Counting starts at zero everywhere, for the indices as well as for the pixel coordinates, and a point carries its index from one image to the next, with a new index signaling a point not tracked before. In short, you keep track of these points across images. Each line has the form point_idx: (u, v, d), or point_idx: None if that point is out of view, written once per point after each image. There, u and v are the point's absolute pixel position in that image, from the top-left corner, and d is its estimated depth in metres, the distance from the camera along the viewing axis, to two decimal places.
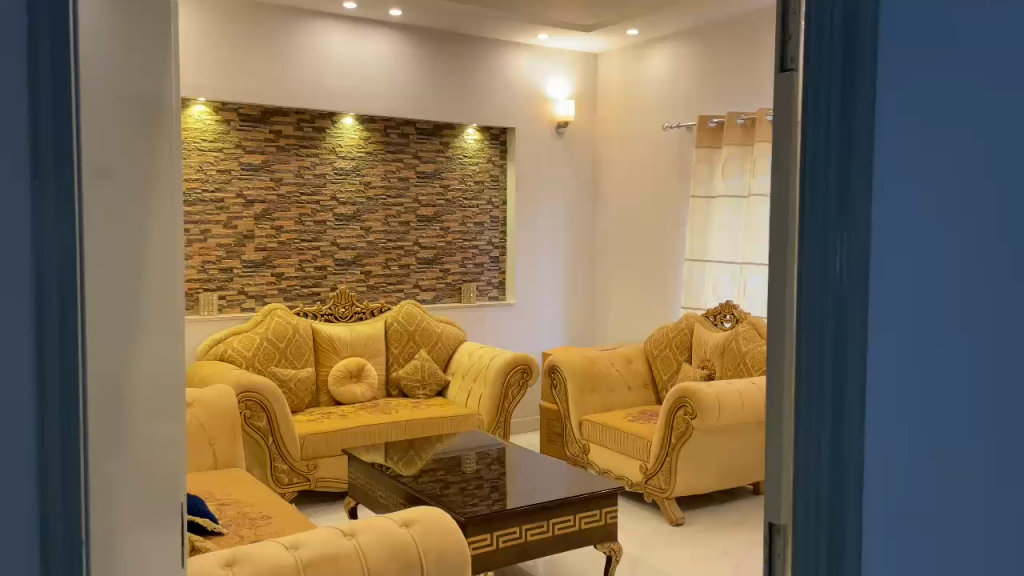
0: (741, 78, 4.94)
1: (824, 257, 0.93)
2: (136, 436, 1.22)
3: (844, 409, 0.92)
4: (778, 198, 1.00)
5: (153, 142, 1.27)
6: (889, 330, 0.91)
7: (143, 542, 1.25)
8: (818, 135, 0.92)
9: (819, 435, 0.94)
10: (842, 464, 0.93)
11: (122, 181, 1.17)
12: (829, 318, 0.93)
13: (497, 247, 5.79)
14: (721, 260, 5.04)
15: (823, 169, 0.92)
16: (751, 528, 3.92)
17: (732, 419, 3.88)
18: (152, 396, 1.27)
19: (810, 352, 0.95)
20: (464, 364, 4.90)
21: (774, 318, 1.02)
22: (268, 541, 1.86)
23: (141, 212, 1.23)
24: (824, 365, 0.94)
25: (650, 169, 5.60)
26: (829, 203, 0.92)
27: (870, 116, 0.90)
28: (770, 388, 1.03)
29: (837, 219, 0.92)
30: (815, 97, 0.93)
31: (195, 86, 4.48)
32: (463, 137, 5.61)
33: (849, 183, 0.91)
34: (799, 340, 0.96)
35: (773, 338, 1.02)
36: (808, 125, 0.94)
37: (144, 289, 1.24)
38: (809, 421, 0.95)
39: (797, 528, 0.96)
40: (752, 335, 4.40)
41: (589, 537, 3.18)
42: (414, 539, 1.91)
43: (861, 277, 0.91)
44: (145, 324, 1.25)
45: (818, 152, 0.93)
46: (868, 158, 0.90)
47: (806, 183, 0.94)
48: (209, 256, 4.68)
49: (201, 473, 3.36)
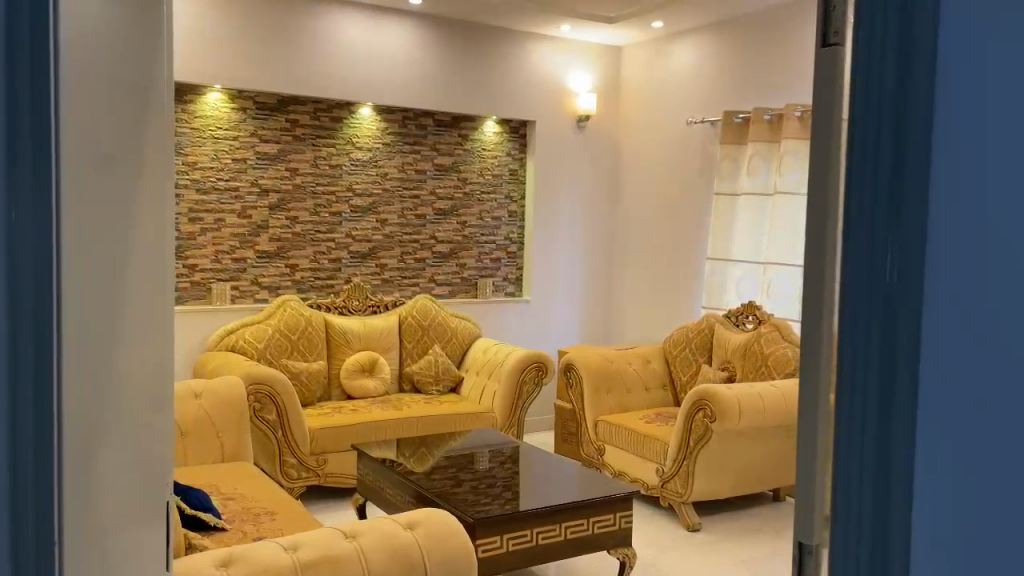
0: (769, 72, 4.81)
1: (871, 254, 0.82)
2: (125, 431, 1.14)
3: (891, 425, 0.81)
4: (815, 175, 0.87)
5: (149, 128, 1.20)
6: (939, 337, 0.80)
7: (135, 541, 1.18)
8: (870, 105, 0.81)
9: (862, 456, 0.83)
10: (886, 488, 0.81)
11: (121, 170, 1.11)
12: (876, 324, 0.82)
13: (514, 243, 5.69)
14: (743, 260, 4.91)
15: (872, 155, 0.81)
16: (768, 537, 3.80)
17: (752, 423, 3.76)
18: (141, 390, 1.20)
19: (854, 350, 0.84)
20: (478, 360, 4.81)
21: (806, 317, 0.89)
22: (267, 540, 1.79)
23: (134, 195, 1.15)
24: (871, 364, 0.83)
25: (673, 166, 5.47)
26: (878, 183, 0.81)
27: (928, 93, 0.79)
28: (801, 407, 0.90)
29: (887, 213, 0.81)
30: (866, 68, 0.81)
31: (212, 73, 4.44)
32: (482, 130, 5.52)
33: (905, 165, 0.80)
34: (842, 336, 0.85)
35: (806, 338, 0.89)
36: (858, 94, 0.82)
37: (132, 275, 1.15)
38: (850, 439, 0.84)
39: (835, 559, 0.85)
40: (775, 337, 4.27)
41: (602, 542, 3.08)
42: (418, 541, 1.83)
43: (914, 277, 0.80)
44: (141, 319, 1.20)
45: (869, 136, 0.82)
46: (925, 140, 0.79)
47: (853, 172, 0.83)
48: (222, 247, 4.63)
49: (207, 467, 3.31)
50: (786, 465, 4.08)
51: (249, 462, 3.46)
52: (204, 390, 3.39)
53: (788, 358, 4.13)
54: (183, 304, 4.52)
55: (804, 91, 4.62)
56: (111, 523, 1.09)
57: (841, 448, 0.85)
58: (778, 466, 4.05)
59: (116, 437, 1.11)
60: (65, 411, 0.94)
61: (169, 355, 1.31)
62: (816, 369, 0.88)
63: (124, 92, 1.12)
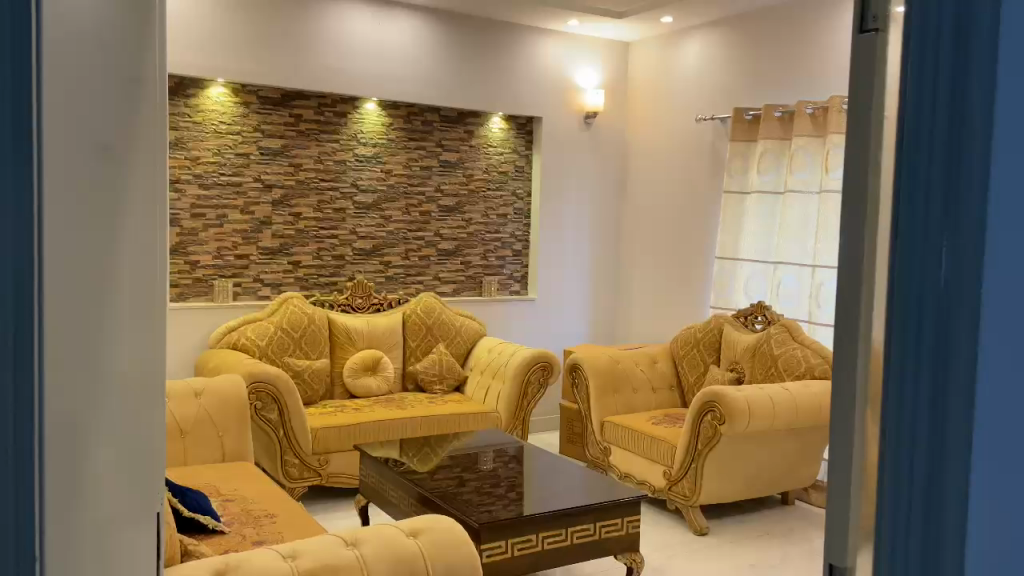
0: (781, 69, 4.74)
1: (920, 263, 0.67)
2: (133, 420, 0.98)
3: (943, 475, 0.65)
4: (854, 166, 0.79)
5: (155, 72, 1.04)
6: (1005, 369, 0.64)
7: (138, 547, 1.03)
8: (922, 99, 0.66)
9: (907, 513, 0.67)
10: (935, 554, 0.65)
11: (129, 145, 0.92)
12: (925, 349, 0.66)
13: (520, 240, 5.63)
14: (753, 259, 4.81)
15: (925, 141, 0.66)
16: (777, 542, 3.73)
17: (762, 425, 3.69)
18: (145, 373, 1.04)
19: (897, 397, 0.68)
20: (483, 359, 4.75)
21: (840, 322, 0.81)
22: (263, 549, 1.73)
23: (141, 140, 0.97)
24: (919, 414, 0.66)
25: (681, 163, 5.41)
26: (931, 194, 0.66)
27: (993, 60, 0.63)
28: (834, 435, 0.81)
29: (942, 210, 0.65)
30: (919, 53, 0.66)
31: (215, 66, 4.39)
32: (488, 126, 5.45)
33: (962, 150, 0.64)
34: (885, 380, 0.70)
35: (839, 344, 0.81)
36: (906, 87, 0.68)
37: (139, 237, 0.97)
38: (895, 491, 0.68)
39: None
40: (785, 338, 4.21)
41: (609, 547, 3.02)
42: (421, 550, 1.77)
43: (973, 293, 0.64)
44: (140, 324, 1.01)
45: (921, 116, 0.66)
46: (990, 120, 0.63)
47: (900, 163, 0.68)
48: (225, 242, 4.57)
49: (207, 467, 3.25)
50: (796, 469, 4.02)
51: (250, 462, 3.41)
52: (204, 388, 3.35)
53: (798, 359, 4.06)
54: (185, 300, 4.47)
55: (815, 88, 4.55)
56: (121, 522, 0.93)
57: (882, 513, 0.69)
58: (787, 470, 3.98)
59: (114, 467, 0.91)
60: (67, 441, 0.73)
61: (154, 363, 1.11)
62: (849, 377, 0.79)
63: (131, 51, 0.93)
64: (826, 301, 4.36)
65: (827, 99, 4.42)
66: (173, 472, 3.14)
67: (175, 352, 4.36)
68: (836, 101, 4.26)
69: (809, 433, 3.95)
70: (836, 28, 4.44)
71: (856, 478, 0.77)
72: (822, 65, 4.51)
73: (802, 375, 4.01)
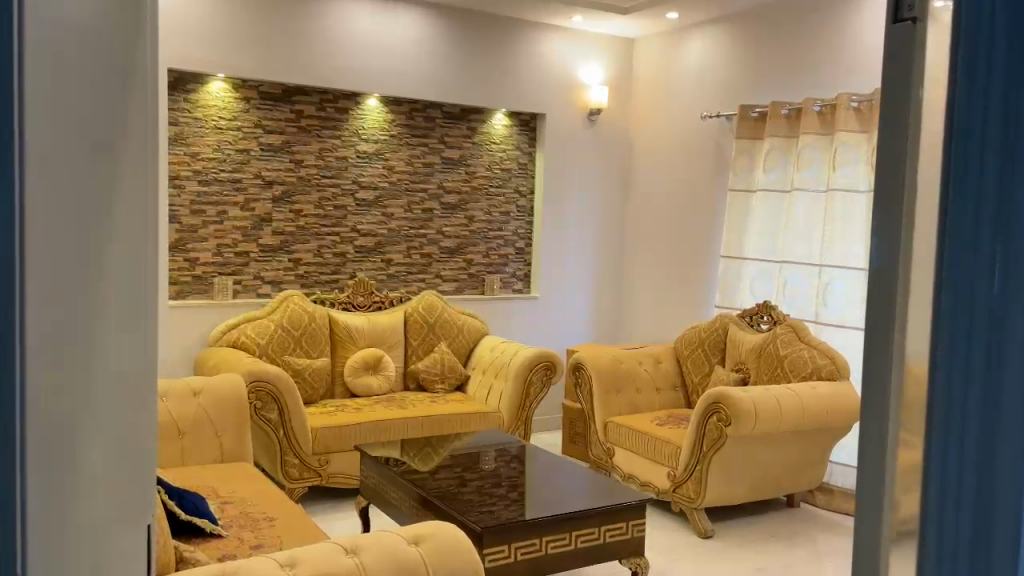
0: (789, 66, 4.68)
1: (973, 265, 0.63)
2: (129, 411, 0.88)
3: (995, 490, 0.62)
4: (885, 165, 0.74)
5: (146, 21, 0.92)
6: None
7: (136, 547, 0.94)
8: (973, 99, 0.63)
9: (955, 528, 0.64)
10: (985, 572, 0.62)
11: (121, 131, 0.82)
12: (976, 359, 0.63)
13: (523, 238, 5.57)
14: (758, 259, 4.77)
15: (976, 138, 0.63)
16: (784, 545, 3.69)
17: (768, 427, 3.64)
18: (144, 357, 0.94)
19: (944, 407, 0.65)
20: (485, 358, 4.70)
21: (873, 329, 0.75)
22: (261, 556, 1.68)
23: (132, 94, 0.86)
24: (970, 427, 0.63)
25: (686, 161, 5.35)
26: (984, 195, 0.62)
27: None
28: (865, 454, 0.76)
29: (996, 212, 0.62)
30: (971, 50, 0.63)
31: (215, 60, 4.33)
32: (491, 123, 5.40)
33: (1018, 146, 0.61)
34: (929, 389, 0.67)
35: (871, 354, 0.75)
36: (957, 86, 0.64)
37: (134, 205, 0.86)
38: (943, 507, 0.65)
39: None
40: (791, 338, 4.16)
41: (613, 551, 2.97)
42: (423, 559, 1.72)
43: None
44: (138, 334, 0.90)
45: (972, 114, 0.63)
46: None
47: (950, 162, 0.65)
48: (224, 239, 4.52)
49: (205, 468, 3.20)
50: (801, 471, 3.97)
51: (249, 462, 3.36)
52: (203, 388, 3.30)
53: (805, 360, 4.01)
54: (183, 298, 4.41)
55: (823, 85, 4.49)
56: (115, 522, 0.84)
57: (926, 528, 0.66)
58: (793, 472, 3.94)
59: (103, 482, 0.79)
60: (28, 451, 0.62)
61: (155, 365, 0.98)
62: (883, 389, 0.74)
63: (121, 28, 0.83)
64: (833, 302, 4.30)
65: (835, 97, 4.36)
66: (171, 472, 3.09)
67: (174, 350, 4.31)
68: (845, 97, 4.20)
69: (815, 435, 3.90)
70: (844, 24, 4.38)
71: (887, 502, 0.73)
72: (829, 61, 4.46)
73: (809, 376, 3.96)
